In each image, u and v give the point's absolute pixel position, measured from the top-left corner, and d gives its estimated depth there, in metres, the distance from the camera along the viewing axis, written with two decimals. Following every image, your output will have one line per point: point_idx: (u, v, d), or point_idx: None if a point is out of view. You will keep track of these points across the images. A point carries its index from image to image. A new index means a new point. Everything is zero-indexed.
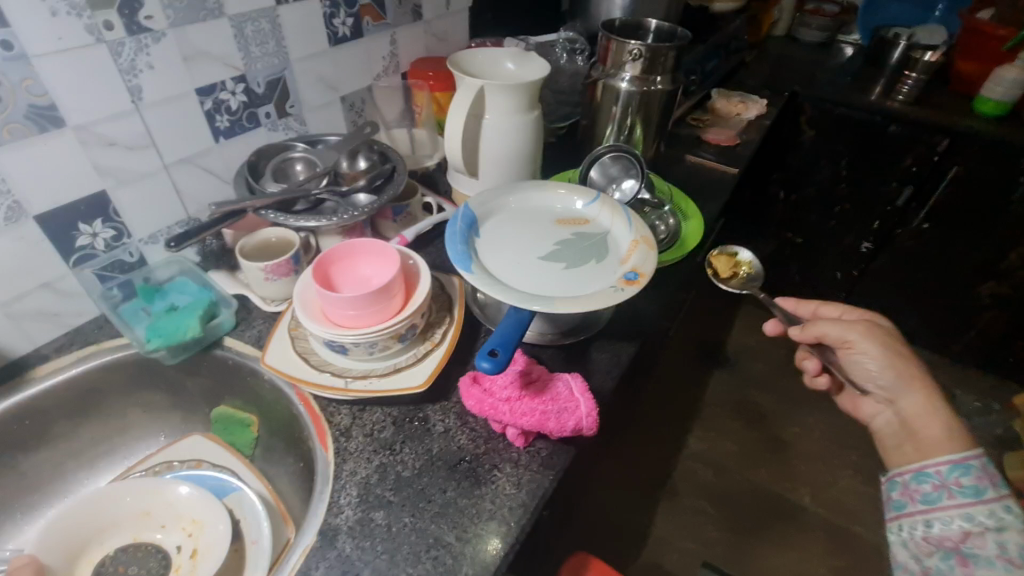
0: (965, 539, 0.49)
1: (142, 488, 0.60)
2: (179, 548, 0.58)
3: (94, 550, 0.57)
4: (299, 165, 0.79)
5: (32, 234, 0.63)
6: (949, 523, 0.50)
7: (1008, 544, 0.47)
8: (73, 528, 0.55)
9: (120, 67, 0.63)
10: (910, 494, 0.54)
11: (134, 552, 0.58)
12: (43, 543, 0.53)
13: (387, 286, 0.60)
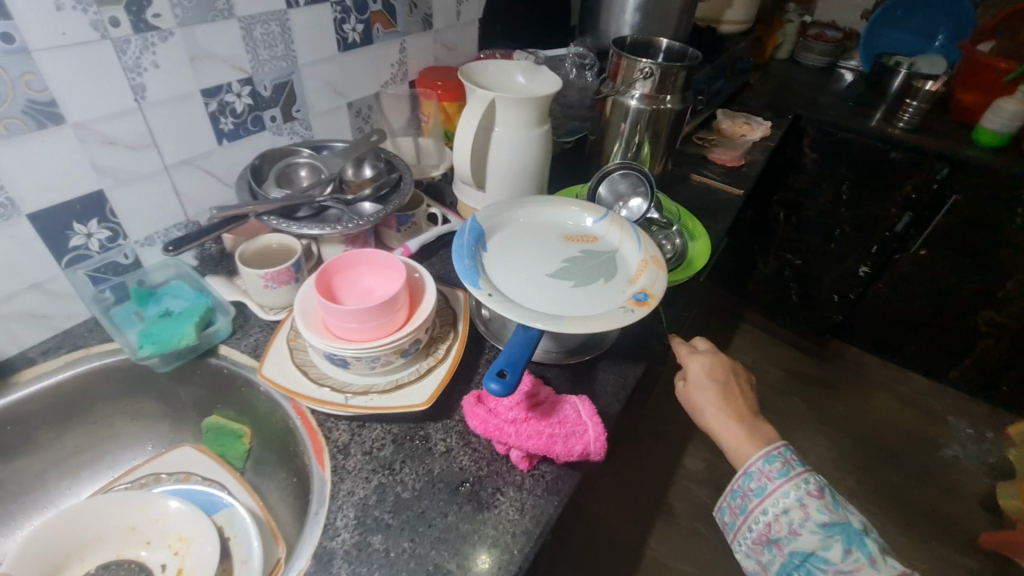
0: (774, 531, 0.54)
1: (128, 502, 0.57)
2: (164, 567, 0.55)
3: (73, 566, 0.54)
4: (303, 169, 0.77)
5: (25, 232, 0.61)
6: (757, 520, 0.55)
7: (799, 523, 0.53)
8: (50, 543, 0.53)
9: (124, 66, 0.62)
10: (732, 508, 0.58)
11: (117, 570, 0.55)
12: (19, 559, 0.50)
13: (392, 300, 0.58)
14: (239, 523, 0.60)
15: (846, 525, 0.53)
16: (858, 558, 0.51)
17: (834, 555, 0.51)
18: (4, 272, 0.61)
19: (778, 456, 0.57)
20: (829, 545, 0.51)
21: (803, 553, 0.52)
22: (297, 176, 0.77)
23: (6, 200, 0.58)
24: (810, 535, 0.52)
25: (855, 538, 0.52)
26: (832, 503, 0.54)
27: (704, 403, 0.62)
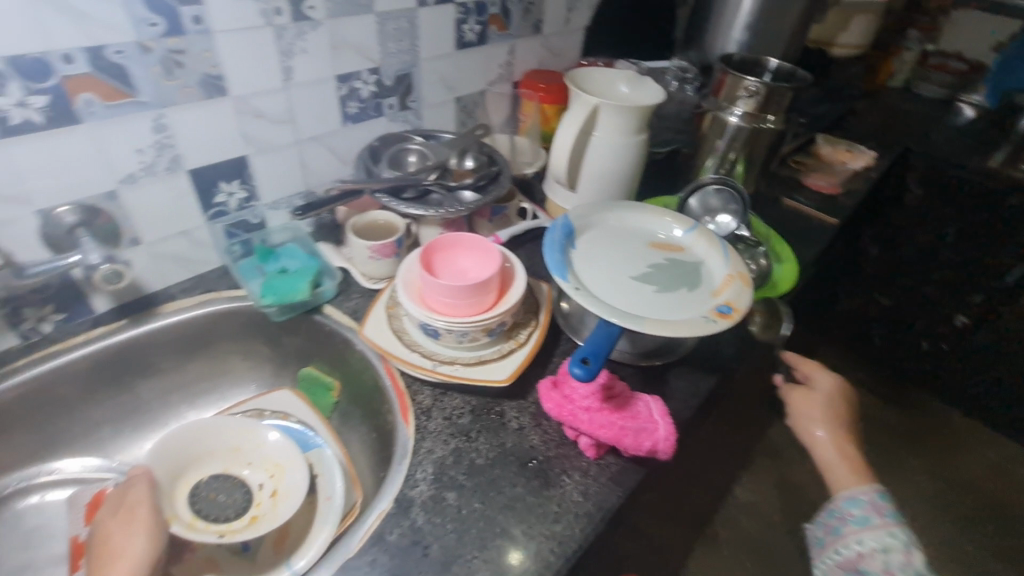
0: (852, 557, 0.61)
1: (239, 425, 0.65)
2: (261, 487, 0.62)
3: (191, 473, 0.62)
4: (412, 154, 0.84)
5: (183, 185, 0.70)
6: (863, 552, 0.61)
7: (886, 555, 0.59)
8: (178, 447, 0.61)
9: (280, 49, 0.69)
10: (825, 530, 0.65)
11: (224, 482, 0.62)
12: (157, 454, 0.59)
13: (487, 281, 0.62)
14: (326, 463, 0.66)
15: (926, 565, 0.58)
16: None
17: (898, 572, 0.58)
18: (164, 219, 0.70)
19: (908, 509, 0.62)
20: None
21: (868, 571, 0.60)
22: (406, 160, 0.83)
23: (175, 156, 0.67)
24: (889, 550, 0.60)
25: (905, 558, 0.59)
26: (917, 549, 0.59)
27: (814, 424, 0.71)
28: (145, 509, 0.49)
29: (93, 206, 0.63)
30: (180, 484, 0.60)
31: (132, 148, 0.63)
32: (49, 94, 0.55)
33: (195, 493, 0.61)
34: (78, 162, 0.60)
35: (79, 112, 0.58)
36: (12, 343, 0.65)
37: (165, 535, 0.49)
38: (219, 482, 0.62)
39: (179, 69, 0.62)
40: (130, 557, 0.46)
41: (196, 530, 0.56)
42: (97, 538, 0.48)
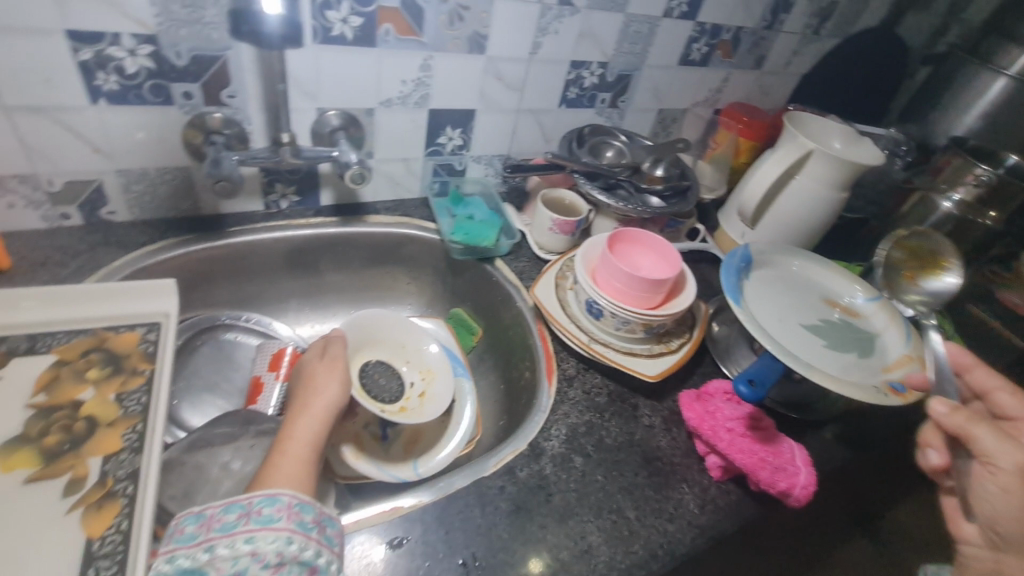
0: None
1: (410, 328, 0.75)
2: (413, 385, 0.72)
3: (365, 352, 0.72)
4: (610, 150, 0.88)
5: (421, 120, 0.79)
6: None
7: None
8: (365, 328, 0.72)
9: (539, 25, 0.76)
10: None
11: (388, 369, 0.73)
12: (351, 326, 0.70)
13: (665, 281, 0.64)
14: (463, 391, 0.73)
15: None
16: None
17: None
18: (396, 144, 0.80)
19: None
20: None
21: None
22: (604, 152, 0.88)
23: (425, 94, 0.76)
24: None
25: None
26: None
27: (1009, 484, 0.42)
28: (343, 364, 0.61)
29: (355, 117, 0.74)
30: (357, 359, 0.71)
31: (401, 79, 0.72)
32: (365, 17, 0.65)
33: (366, 372, 0.71)
34: (359, 78, 0.70)
35: (377, 38, 0.67)
36: (257, 208, 0.76)
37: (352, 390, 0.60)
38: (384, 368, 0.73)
39: (461, 22, 0.70)
40: (328, 394, 0.57)
41: (366, 397, 0.65)
42: (303, 374, 0.61)
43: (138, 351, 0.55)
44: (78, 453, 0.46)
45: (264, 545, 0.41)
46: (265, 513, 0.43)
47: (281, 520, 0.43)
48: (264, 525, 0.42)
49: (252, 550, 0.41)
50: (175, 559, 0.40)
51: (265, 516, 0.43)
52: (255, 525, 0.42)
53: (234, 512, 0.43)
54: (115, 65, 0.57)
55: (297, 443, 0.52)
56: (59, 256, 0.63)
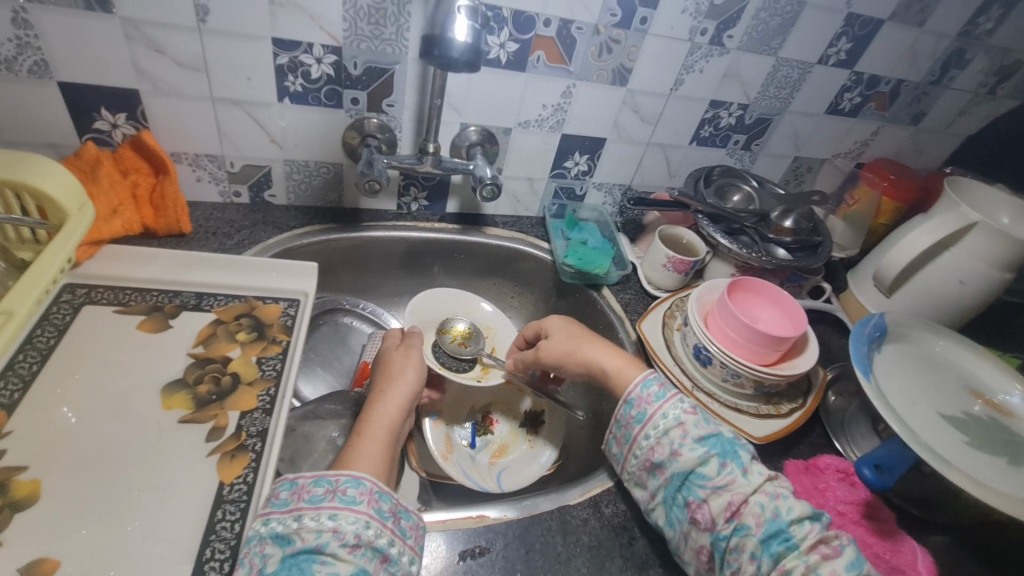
0: (739, 505, 0.47)
1: (456, 296, 0.81)
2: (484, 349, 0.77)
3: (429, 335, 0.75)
4: (738, 194, 0.84)
5: (551, 143, 0.81)
6: (644, 436, 0.53)
7: (758, 502, 0.46)
8: (424, 310, 0.76)
9: (685, 63, 0.76)
10: (618, 440, 0.56)
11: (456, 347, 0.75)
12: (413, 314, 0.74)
13: (787, 340, 0.60)
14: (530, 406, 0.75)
15: (724, 439, 0.51)
16: (733, 471, 0.48)
17: (712, 471, 0.49)
18: (525, 163, 0.83)
19: (655, 379, 0.55)
20: (707, 461, 0.49)
21: (688, 472, 0.50)
22: (732, 195, 0.84)
23: (561, 119, 0.78)
24: (800, 503, 0.47)
25: (737, 455, 0.49)
26: (705, 419, 0.53)
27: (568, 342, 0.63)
28: (417, 352, 0.64)
29: (492, 135, 0.77)
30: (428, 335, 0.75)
31: (541, 103, 0.75)
32: (521, 44, 0.68)
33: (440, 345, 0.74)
34: (503, 99, 0.74)
35: (528, 63, 0.71)
36: (390, 208, 0.83)
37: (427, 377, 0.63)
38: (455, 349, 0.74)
39: (609, 54, 0.72)
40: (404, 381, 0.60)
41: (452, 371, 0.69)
42: (386, 362, 0.63)
43: (279, 322, 0.61)
44: (222, 404, 0.52)
45: (346, 524, 0.43)
46: (350, 493, 0.45)
47: (363, 503, 0.44)
48: (347, 504, 0.44)
49: (334, 527, 0.42)
50: (270, 523, 0.43)
51: (349, 496, 0.44)
52: (340, 503, 0.44)
53: (322, 486, 0.45)
54: (303, 70, 0.64)
55: (375, 434, 0.53)
56: (227, 228, 0.72)
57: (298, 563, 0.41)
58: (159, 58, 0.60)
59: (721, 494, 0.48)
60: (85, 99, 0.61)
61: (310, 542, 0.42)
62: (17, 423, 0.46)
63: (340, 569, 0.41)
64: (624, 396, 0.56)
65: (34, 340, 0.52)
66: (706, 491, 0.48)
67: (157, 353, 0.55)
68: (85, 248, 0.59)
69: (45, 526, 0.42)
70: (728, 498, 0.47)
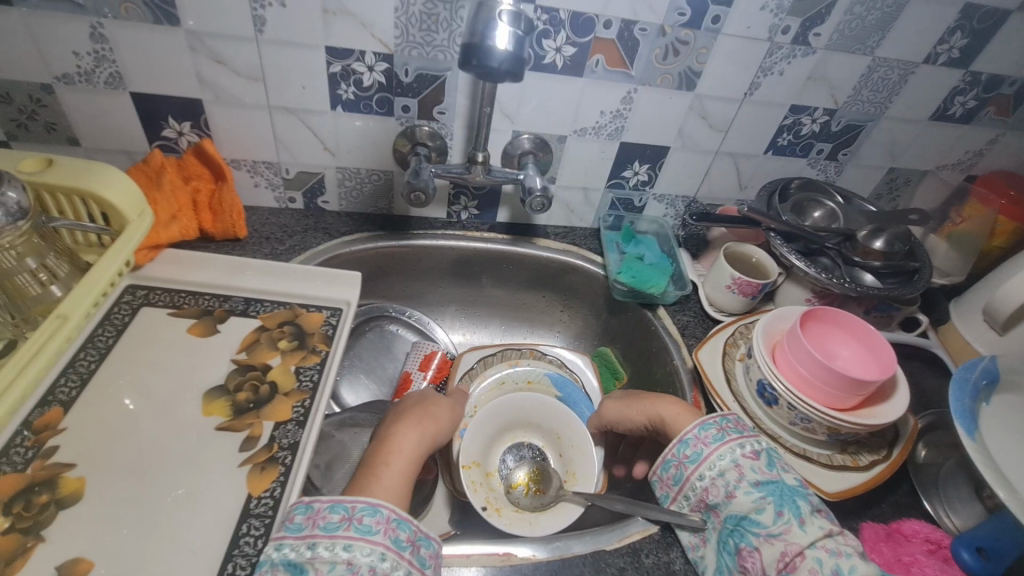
0: (795, 558, 0.44)
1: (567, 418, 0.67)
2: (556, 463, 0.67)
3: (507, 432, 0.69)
4: (819, 210, 0.75)
5: (609, 151, 0.76)
6: (698, 477, 0.50)
7: (817, 556, 0.43)
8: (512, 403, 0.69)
9: (762, 64, 0.69)
10: (664, 482, 0.53)
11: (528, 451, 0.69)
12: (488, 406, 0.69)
13: (872, 384, 0.53)
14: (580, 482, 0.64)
15: (785, 487, 0.48)
16: (790, 521, 0.45)
17: (768, 519, 0.46)
18: (580, 173, 0.78)
19: (714, 424, 0.53)
20: (763, 508, 0.46)
21: (742, 517, 0.47)
22: (811, 212, 0.75)
23: (620, 126, 0.73)
24: (865, 564, 0.43)
25: (797, 506, 0.46)
26: (766, 464, 0.50)
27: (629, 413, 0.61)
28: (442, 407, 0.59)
29: (546, 142, 0.74)
30: (506, 436, 0.69)
31: (600, 109, 0.71)
32: (579, 48, 0.64)
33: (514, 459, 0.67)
34: (558, 106, 0.70)
35: (586, 68, 0.66)
36: (440, 216, 0.81)
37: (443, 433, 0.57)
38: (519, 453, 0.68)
39: (676, 56, 0.66)
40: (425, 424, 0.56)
41: (473, 482, 0.60)
42: (420, 392, 0.61)
43: (321, 332, 0.61)
44: (258, 413, 0.53)
45: (361, 556, 0.41)
46: (366, 522, 0.43)
47: (379, 533, 0.43)
48: (363, 534, 0.42)
49: (348, 559, 0.41)
50: (283, 548, 0.42)
51: (365, 525, 0.43)
52: (356, 533, 0.42)
53: (338, 513, 0.43)
54: (355, 78, 0.64)
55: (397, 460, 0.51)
56: (280, 233, 0.74)
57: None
58: (220, 68, 0.61)
59: (775, 543, 0.45)
60: (154, 108, 0.64)
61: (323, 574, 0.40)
62: (72, 421, 0.49)
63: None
64: (677, 436, 0.54)
65: (96, 339, 0.55)
66: (760, 540, 0.46)
67: (203, 358, 0.56)
68: (145, 252, 0.62)
69: (85, 526, 0.43)
70: (782, 548, 0.45)
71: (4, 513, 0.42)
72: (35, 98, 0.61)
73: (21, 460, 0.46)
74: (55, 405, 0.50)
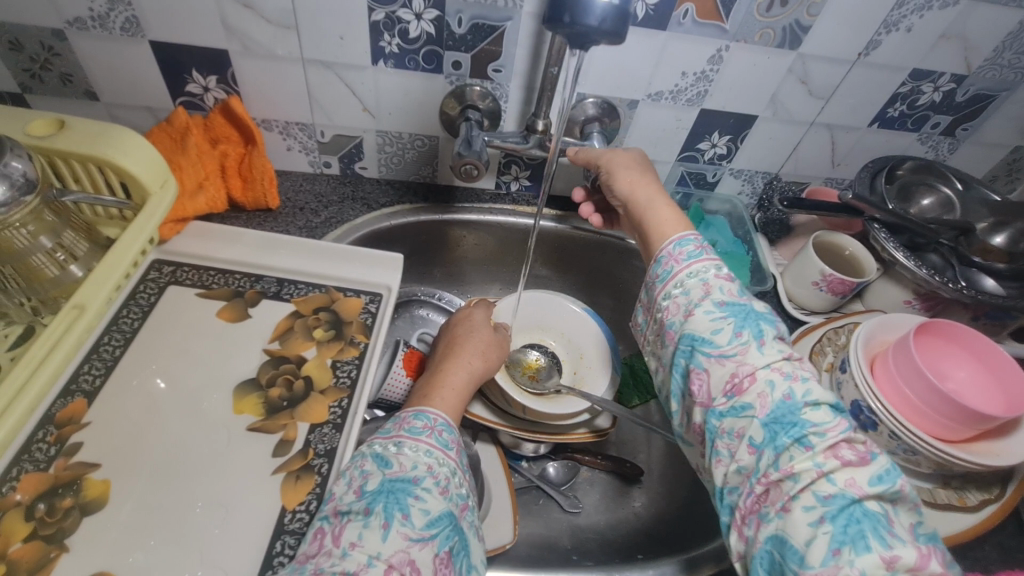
0: (743, 381, 0.41)
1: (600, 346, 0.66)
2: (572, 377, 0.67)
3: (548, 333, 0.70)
4: (931, 197, 0.65)
5: (686, 119, 0.66)
6: (664, 296, 0.48)
7: (769, 379, 0.40)
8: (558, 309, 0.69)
9: (887, 19, 0.57)
10: (646, 310, 0.51)
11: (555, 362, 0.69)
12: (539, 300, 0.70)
13: (1000, 419, 0.45)
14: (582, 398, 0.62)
15: (750, 310, 0.44)
16: (748, 342, 0.42)
17: (722, 338, 0.43)
18: (650, 143, 0.68)
19: (692, 241, 0.49)
20: (721, 327, 0.43)
21: (697, 338, 0.44)
22: (921, 198, 0.66)
23: (703, 91, 0.62)
24: (822, 392, 0.40)
25: (758, 328, 0.43)
26: (739, 288, 0.46)
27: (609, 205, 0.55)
28: (492, 355, 0.56)
29: (614, 108, 0.64)
30: (535, 331, 0.70)
31: (681, 70, 0.60)
32: None
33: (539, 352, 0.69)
34: (633, 64, 0.60)
35: (671, 20, 0.56)
36: (488, 186, 0.73)
37: (480, 379, 0.54)
38: (547, 355, 0.69)
39: (782, 7, 0.55)
40: (467, 366, 0.53)
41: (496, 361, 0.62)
42: (468, 323, 0.59)
43: (359, 321, 0.55)
44: (292, 413, 0.48)
45: (440, 463, 0.43)
46: (444, 437, 0.45)
47: (453, 450, 0.45)
48: (442, 446, 0.45)
49: (429, 464, 0.42)
50: (372, 445, 0.44)
51: (443, 439, 0.45)
52: (436, 443, 0.44)
53: (421, 421, 0.46)
54: (401, 28, 0.55)
55: (466, 356, 0.54)
56: (315, 203, 0.68)
57: (395, 492, 0.39)
58: (247, 14, 0.53)
59: (726, 364, 0.42)
60: (176, 59, 0.57)
61: (407, 472, 0.41)
62: (96, 414, 0.45)
63: (430, 506, 0.39)
64: (653, 257, 0.51)
65: (119, 322, 0.51)
66: (711, 361, 0.43)
67: (232, 346, 0.52)
68: (170, 225, 0.56)
69: (108, 536, 0.40)
70: (732, 369, 0.42)
71: (26, 518, 0.39)
72: (47, 46, 0.55)
73: (43, 457, 0.42)
74: (78, 396, 0.46)
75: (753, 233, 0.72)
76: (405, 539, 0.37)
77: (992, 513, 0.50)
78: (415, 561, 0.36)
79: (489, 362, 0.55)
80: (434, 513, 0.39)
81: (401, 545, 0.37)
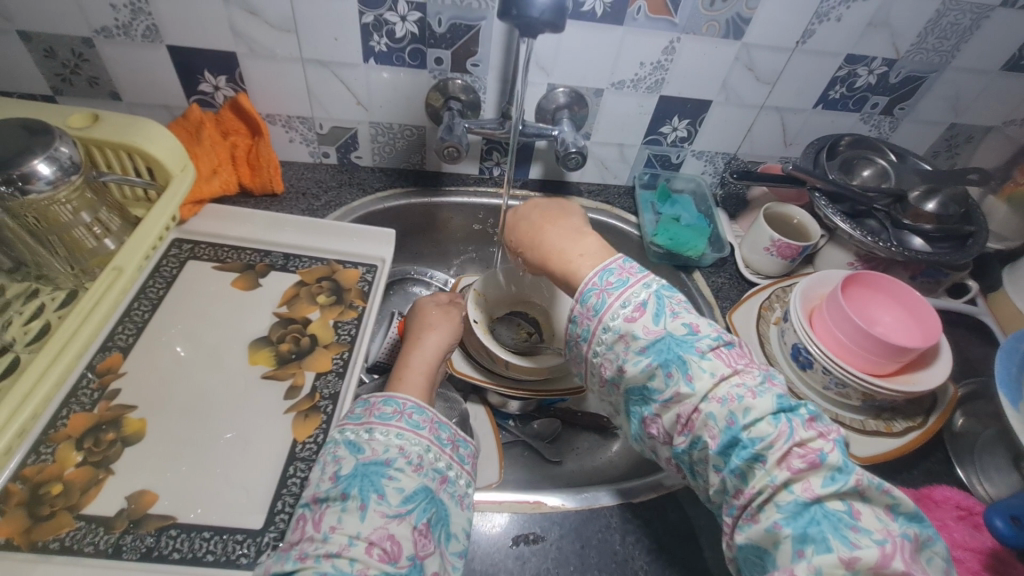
0: (691, 417, 0.42)
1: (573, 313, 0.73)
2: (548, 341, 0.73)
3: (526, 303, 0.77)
4: (869, 168, 0.72)
5: (647, 106, 0.73)
6: (592, 355, 0.47)
7: (711, 411, 0.41)
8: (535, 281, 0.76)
9: (818, 10, 0.64)
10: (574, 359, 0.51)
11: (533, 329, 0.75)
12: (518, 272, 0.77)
13: (916, 349, 0.51)
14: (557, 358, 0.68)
15: (669, 342, 0.44)
16: (678, 381, 0.42)
17: (660, 384, 0.43)
18: (616, 128, 0.76)
19: (593, 289, 0.47)
20: (653, 374, 0.43)
21: (639, 389, 0.44)
22: (861, 170, 0.73)
23: (660, 79, 0.70)
24: (763, 403, 0.40)
25: (684, 363, 0.43)
26: (652, 318, 0.45)
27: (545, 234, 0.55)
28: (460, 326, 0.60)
29: (582, 96, 0.71)
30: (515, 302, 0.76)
31: (639, 61, 0.68)
32: None
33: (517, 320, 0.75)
34: (595, 57, 0.67)
35: (626, 15, 0.63)
36: (473, 172, 0.80)
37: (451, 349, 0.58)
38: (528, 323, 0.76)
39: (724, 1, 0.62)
40: (437, 336, 0.58)
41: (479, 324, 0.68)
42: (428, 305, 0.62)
43: (357, 288, 0.62)
44: (300, 364, 0.55)
45: (411, 443, 0.45)
46: (415, 418, 0.47)
47: (425, 429, 0.47)
48: (412, 427, 0.46)
49: (400, 445, 0.44)
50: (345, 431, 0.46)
51: (415, 420, 0.47)
52: (407, 425, 0.46)
53: (391, 406, 0.47)
54: (388, 28, 0.62)
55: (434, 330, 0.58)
56: (316, 188, 0.75)
57: (368, 474, 0.42)
58: (252, 19, 0.61)
59: (671, 407, 0.43)
60: (190, 62, 0.64)
61: (379, 455, 0.43)
62: (130, 366, 0.52)
63: (404, 484, 0.42)
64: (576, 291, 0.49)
65: (147, 291, 0.58)
66: (658, 407, 0.44)
67: (246, 310, 0.59)
68: (189, 207, 0.64)
69: (145, 461, 0.47)
70: (678, 412, 0.42)
71: (77, 447, 0.47)
72: (77, 53, 0.62)
73: (89, 400, 0.49)
74: (114, 350, 0.53)
75: (714, 209, 0.80)
76: (382, 517, 0.40)
77: (916, 437, 0.57)
78: (395, 535, 0.39)
79: (432, 335, 0.58)
80: (409, 490, 0.42)
81: (379, 523, 0.39)
